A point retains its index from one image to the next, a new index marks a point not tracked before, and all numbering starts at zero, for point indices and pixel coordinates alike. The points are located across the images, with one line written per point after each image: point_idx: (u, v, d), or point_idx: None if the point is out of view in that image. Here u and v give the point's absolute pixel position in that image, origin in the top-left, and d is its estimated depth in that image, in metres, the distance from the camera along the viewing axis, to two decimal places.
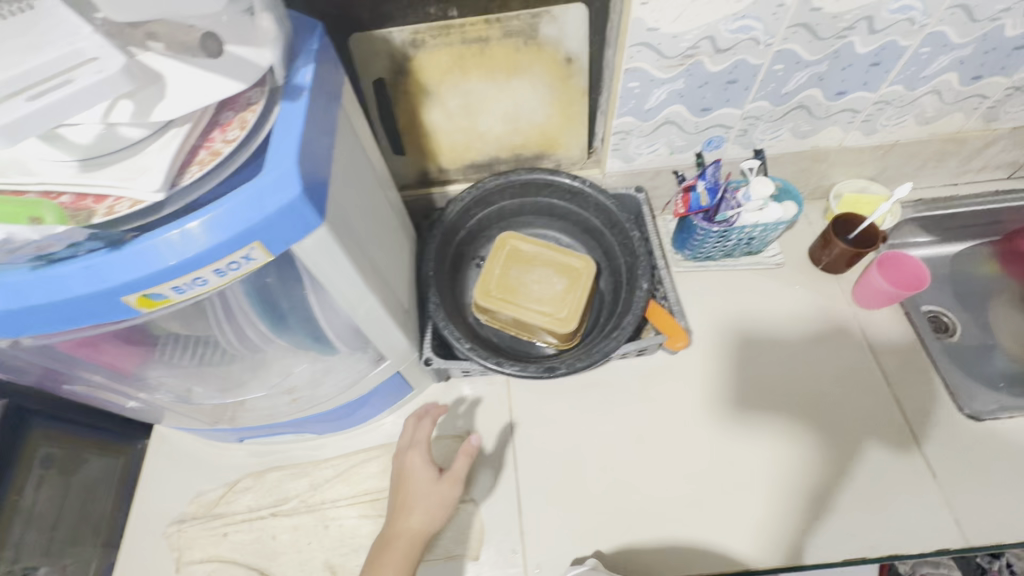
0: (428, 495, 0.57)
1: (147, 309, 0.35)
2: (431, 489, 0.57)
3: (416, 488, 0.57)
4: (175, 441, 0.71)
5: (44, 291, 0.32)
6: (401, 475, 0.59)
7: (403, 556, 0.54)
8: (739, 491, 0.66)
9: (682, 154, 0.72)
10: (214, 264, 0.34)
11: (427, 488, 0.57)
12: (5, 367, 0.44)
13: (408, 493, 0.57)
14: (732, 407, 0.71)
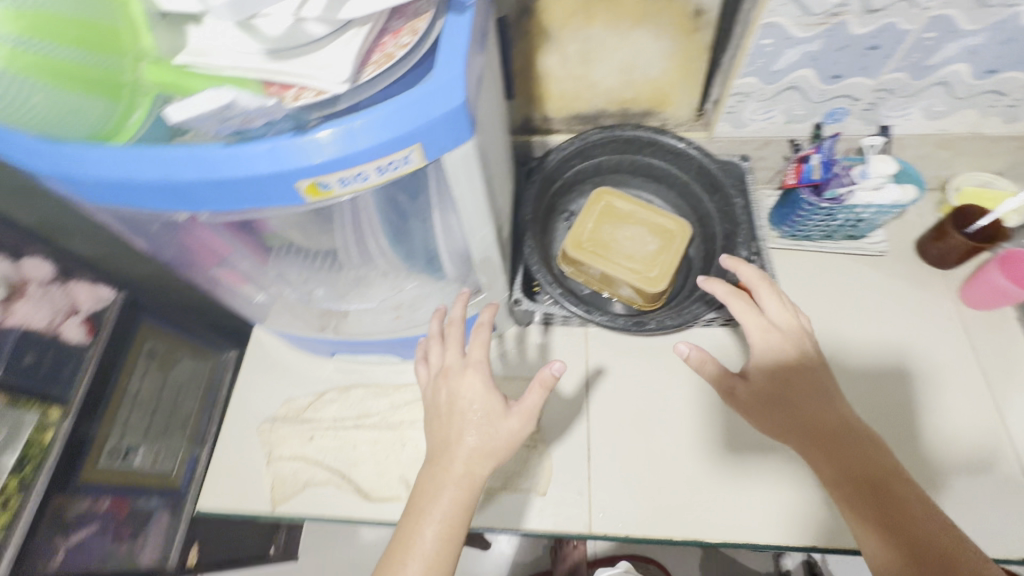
0: (488, 433, 0.50)
1: (312, 198, 0.37)
2: (491, 429, 0.50)
3: (472, 422, 0.50)
4: (269, 348, 0.77)
5: (233, 166, 0.34)
6: (455, 403, 0.52)
7: (458, 501, 0.48)
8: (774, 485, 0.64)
9: (798, 124, 0.69)
10: (377, 161, 0.36)
11: (487, 424, 0.50)
12: (156, 241, 0.48)
13: (464, 429, 0.50)
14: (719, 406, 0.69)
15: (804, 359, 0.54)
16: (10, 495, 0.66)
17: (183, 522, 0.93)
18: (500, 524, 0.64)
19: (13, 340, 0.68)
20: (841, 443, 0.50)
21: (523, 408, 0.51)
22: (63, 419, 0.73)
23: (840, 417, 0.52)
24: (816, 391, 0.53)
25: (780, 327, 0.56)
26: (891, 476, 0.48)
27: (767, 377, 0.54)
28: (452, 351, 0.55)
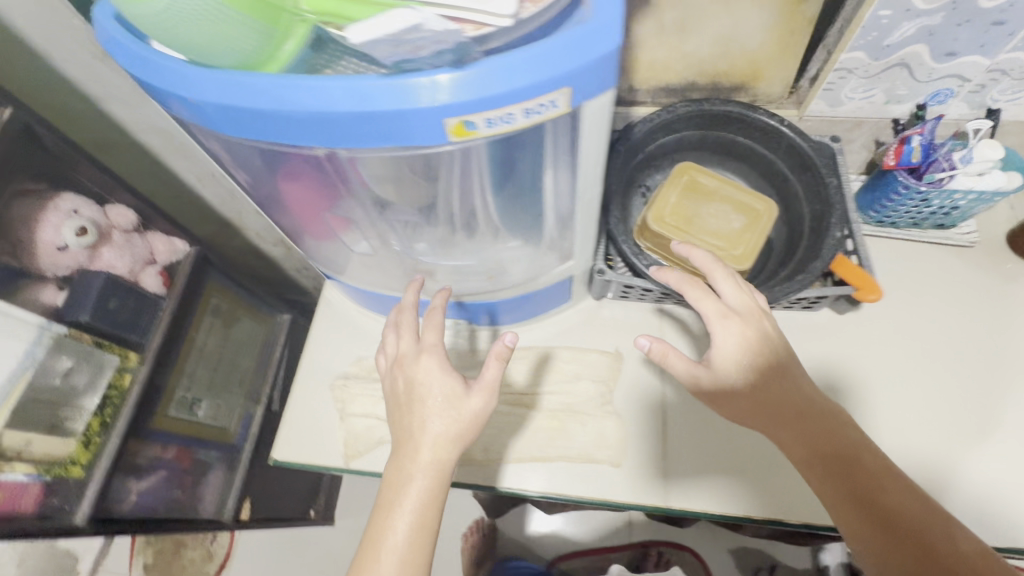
0: (451, 416, 0.51)
1: (455, 139, 0.37)
2: (451, 412, 0.51)
3: (433, 408, 0.51)
4: (339, 308, 0.77)
5: (389, 98, 0.34)
6: (413, 391, 0.53)
7: (427, 489, 0.50)
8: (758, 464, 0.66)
9: (897, 105, 0.67)
10: (527, 102, 0.35)
11: (446, 409, 0.51)
12: (254, 169, 0.52)
13: (428, 417, 0.51)
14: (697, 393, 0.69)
15: (761, 343, 0.54)
16: (91, 434, 0.68)
17: (238, 477, 0.96)
18: (572, 491, 0.65)
19: (97, 286, 0.69)
20: (812, 434, 0.51)
21: (483, 386, 0.52)
22: (139, 365, 0.74)
23: (802, 406, 0.52)
24: (775, 379, 0.53)
25: (739, 311, 0.55)
26: (864, 460, 0.50)
27: (731, 367, 0.53)
28: (407, 338, 0.56)
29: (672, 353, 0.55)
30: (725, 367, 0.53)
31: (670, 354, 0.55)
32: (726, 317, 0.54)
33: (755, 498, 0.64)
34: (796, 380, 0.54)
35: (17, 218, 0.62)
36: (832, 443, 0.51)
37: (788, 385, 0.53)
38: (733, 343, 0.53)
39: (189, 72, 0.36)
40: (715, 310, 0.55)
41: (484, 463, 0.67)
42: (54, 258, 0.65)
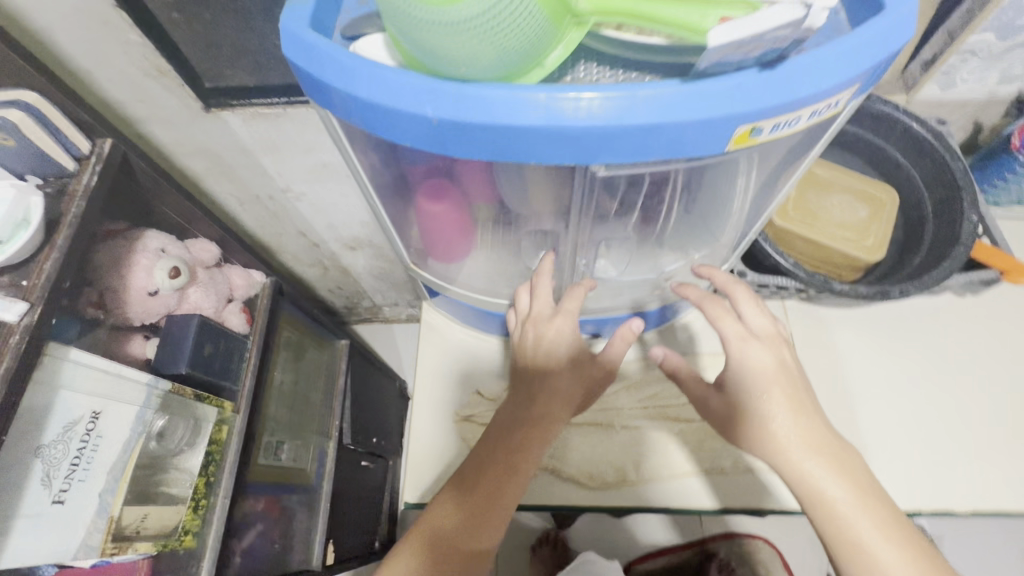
0: (574, 379, 0.54)
1: (732, 147, 0.33)
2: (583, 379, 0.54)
3: (557, 372, 0.53)
4: (446, 333, 0.73)
5: (688, 106, 0.30)
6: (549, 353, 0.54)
7: (526, 452, 0.52)
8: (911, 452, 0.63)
9: (1009, 85, 0.67)
10: (821, 103, 0.32)
11: (576, 377, 0.53)
12: (397, 160, 0.48)
13: (550, 375, 0.53)
14: (829, 390, 0.67)
15: (780, 375, 0.50)
16: (200, 497, 0.60)
17: (321, 521, 0.88)
18: (742, 504, 0.62)
19: (192, 331, 0.61)
20: (818, 481, 0.46)
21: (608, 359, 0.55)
22: (235, 414, 0.66)
23: (813, 450, 0.47)
24: (790, 418, 0.49)
25: (757, 341, 0.51)
26: (869, 528, 0.44)
27: (740, 392, 0.51)
28: (542, 299, 0.56)
29: (682, 368, 0.56)
30: (732, 395, 0.52)
31: (681, 369, 0.57)
32: (732, 337, 0.52)
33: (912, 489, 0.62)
34: (823, 416, 0.50)
35: (105, 264, 0.56)
36: (840, 496, 0.46)
37: (810, 424, 0.49)
38: (736, 373, 0.51)
39: (440, 88, 0.31)
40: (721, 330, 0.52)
41: (642, 484, 0.64)
42: (145, 305, 0.59)
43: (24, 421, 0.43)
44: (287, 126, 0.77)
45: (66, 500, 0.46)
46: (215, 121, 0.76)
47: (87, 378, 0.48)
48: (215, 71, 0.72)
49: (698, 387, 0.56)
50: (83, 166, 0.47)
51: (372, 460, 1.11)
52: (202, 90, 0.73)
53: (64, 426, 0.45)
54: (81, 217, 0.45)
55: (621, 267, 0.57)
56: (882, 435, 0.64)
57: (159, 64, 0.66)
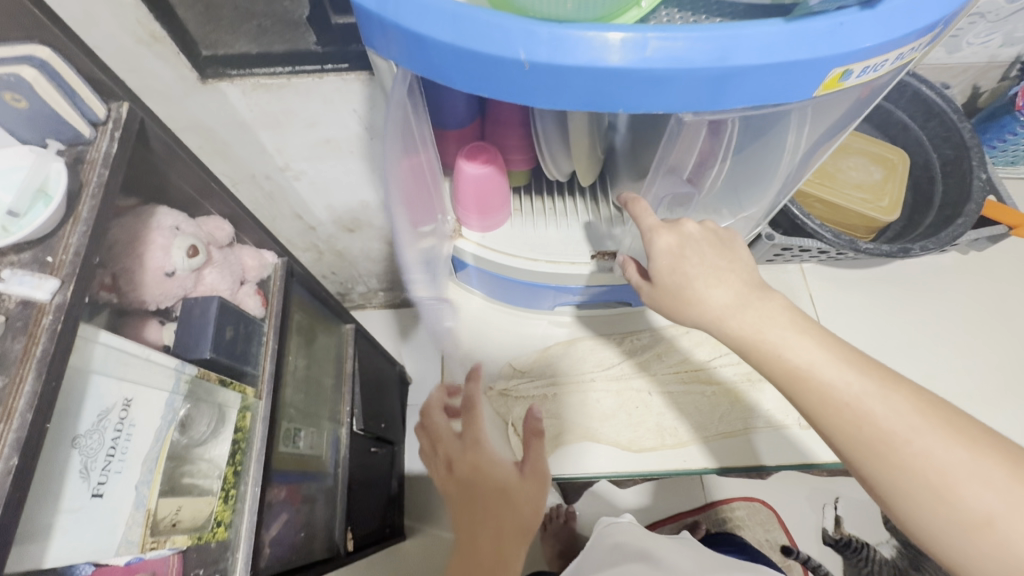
0: (506, 508, 0.62)
1: (819, 92, 0.32)
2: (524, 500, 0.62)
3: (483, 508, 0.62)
4: (472, 307, 0.73)
5: (792, 46, 0.29)
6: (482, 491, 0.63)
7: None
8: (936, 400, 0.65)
9: (1009, 48, 0.70)
10: (913, 44, 0.31)
11: (515, 500, 0.61)
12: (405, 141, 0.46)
13: (478, 516, 0.62)
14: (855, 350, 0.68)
15: (688, 245, 0.45)
16: (230, 487, 0.58)
17: (341, 508, 0.87)
18: (775, 459, 0.66)
19: (213, 313, 0.58)
20: (761, 334, 0.42)
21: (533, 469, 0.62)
22: (258, 399, 0.64)
23: (746, 301, 0.43)
24: (716, 289, 0.44)
25: (669, 223, 0.46)
26: (821, 363, 0.40)
27: (665, 275, 0.45)
28: (454, 446, 0.67)
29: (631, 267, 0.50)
30: (663, 278, 0.45)
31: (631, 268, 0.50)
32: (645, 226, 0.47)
33: None
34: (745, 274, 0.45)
35: (122, 244, 0.56)
36: (781, 347, 0.41)
37: (737, 279, 0.44)
38: (661, 256, 0.45)
39: (538, 32, 0.29)
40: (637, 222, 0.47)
41: (677, 447, 0.66)
42: (163, 288, 0.59)
43: (58, 411, 0.42)
44: (293, 98, 0.64)
45: (105, 493, 0.45)
46: (211, 94, 0.62)
47: (119, 363, 0.47)
48: (215, 37, 0.59)
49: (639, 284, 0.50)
50: (102, 133, 0.44)
51: (382, 446, 1.09)
52: (197, 58, 0.59)
53: (98, 415, 0.45)
54: (105, 185, 0.42)
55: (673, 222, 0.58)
56: None
57: (154, 29, 0.53)
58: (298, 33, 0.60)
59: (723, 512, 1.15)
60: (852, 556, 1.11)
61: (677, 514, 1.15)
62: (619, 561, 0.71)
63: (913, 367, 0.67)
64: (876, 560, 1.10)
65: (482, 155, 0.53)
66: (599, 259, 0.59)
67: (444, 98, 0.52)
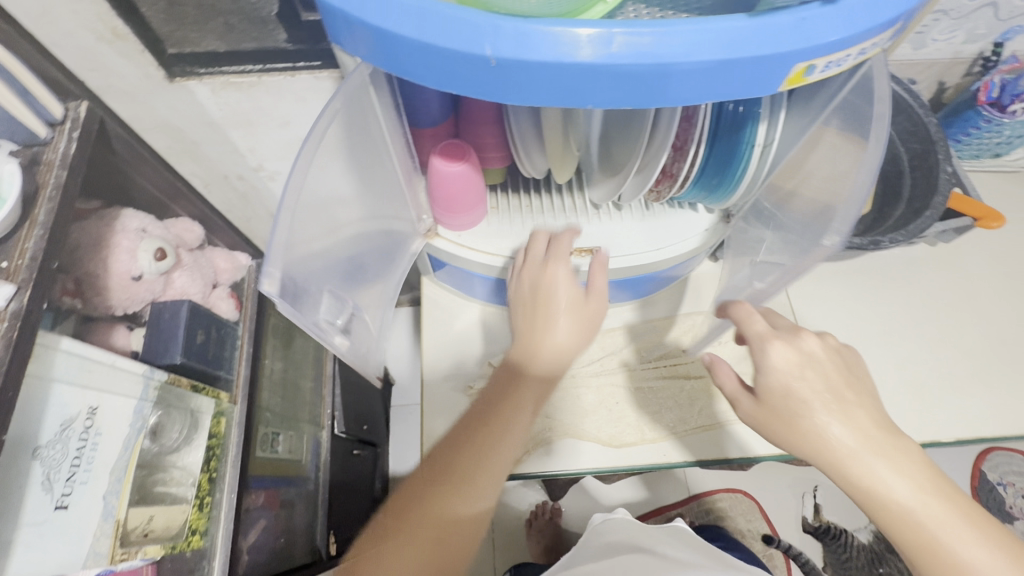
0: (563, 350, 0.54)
1: (784, 88, 0.33)
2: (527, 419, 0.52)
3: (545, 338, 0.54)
4: (452, 308, 0.73)
5: (757, 42, 0.29)
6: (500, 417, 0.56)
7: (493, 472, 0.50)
8: (908, 390, 0.66)
9: (972, 45, 0.72)
10: (875, 38, 0.32)
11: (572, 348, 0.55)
12: (358, 115, 0.44)
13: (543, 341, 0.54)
14: None
15: (805, 370, 0.45)
16: (204, 495, 0.56)
17: (322, 512, 0.85)
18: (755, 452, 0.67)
19: (184, 318, 0.57)
20: (880, 477, 0.42)
21: (555, 352, 0.54)
22: (233, 405, 0.62)
23: (878, 453, 0.42)
24: (832, 419, 0.43)
25: (783, 335, 0.47)
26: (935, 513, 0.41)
27: (774, 394, 0.46)
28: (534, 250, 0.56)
29: (721, 365, 0.50)
30: (774, 397, 0.45)
31: (720, 365, 0.50)
32: (758, 344, 0.47)
33: (913, 425, 0.64)
34: (867, 408, 0.44)
35: (85, 247, 0.55)
36: (900, 492, 0.41)
37: (866, 423, 0.44)
38: (775, 371, 0.45)
39: (506, 26, 0.29)
40: (753, 339, 0.47)
41: (658, 441, 0.67)
42: (129, 291, 0.57)
43: (18, 421, 0.41)
44: (264, 97, 0.63)
45: (70, 505, 0.43)
46: (178, 92, 0.60)
47: (83, 370, 0.46)
48: (180, 35, 0.55)
49: (734, 392, 0.49)
50: (59, 133, 0.45)
51: (364, 449, 1.08)
52: (163, 57, 0.56)
53: (62, 424, 0.43)
54: (62, 188, 0.42)
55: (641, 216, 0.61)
56: (879, 376, 0.67)
57: (116, 25, 0.51)
58: (266, 30, 0.56)
59: (707, 504, 1.15)
60: (831, 542, 1.14)
61: (661, 509, 1.14)
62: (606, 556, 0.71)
63: (885, 358, 0.68)
64: (855, 545, 1.14)
65: (457, 153, 0.53)
66: (576, 256, 0.59)
67: (417, 95, 0.51)
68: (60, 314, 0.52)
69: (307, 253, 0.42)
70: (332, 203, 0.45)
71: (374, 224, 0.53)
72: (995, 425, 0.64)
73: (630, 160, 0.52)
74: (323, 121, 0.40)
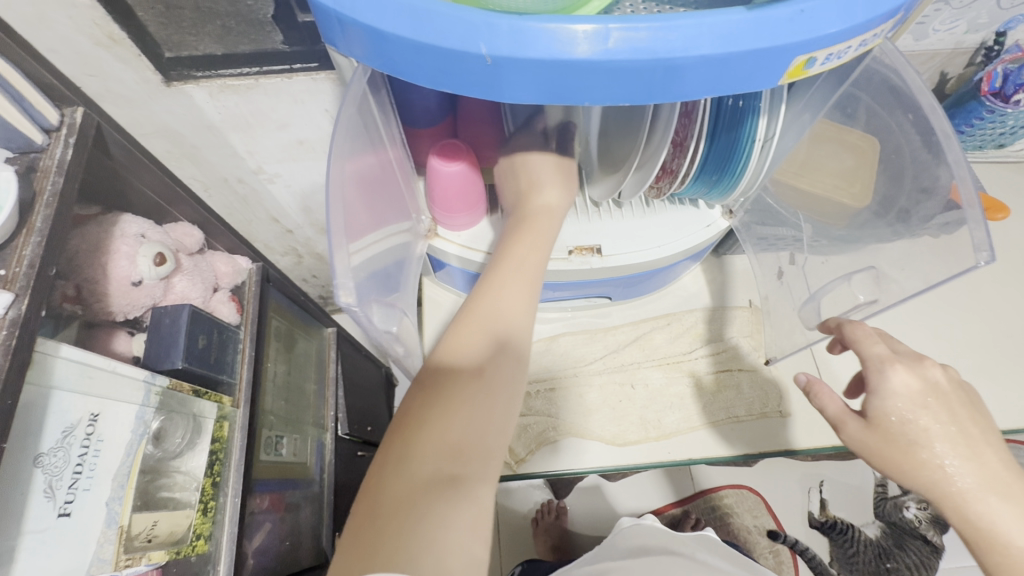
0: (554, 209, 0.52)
1: (784, 81, 0.32)
2: (531, 245, 0.49)
3: (537, 203, 0.51)
4: (453, 308, 0.72)
5: (755, 35, 0.29)
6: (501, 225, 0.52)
7: (503, 343, 0.44)
8: None
9: (974, 34, 0.71)
10: (878, 28, 0.31)
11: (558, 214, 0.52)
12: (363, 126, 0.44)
13: (533, 200, 0.51)
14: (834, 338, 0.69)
15: (930, 406, 0.47)
16: (208, 499, 0.56)
17: (328, 512, 0.85)
18: (759, 448, 0.67)
19: (184, 324, 0.57)
20: (993, 516, 0.45)
21: (543, 208, 0.51)
22: (235, 408, 0.62)
23: (1001, 499, 0.45)
24: (949, 454, 0.46)
25: (907, 360, 0.49)
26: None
27: (890, 420, 0.48)
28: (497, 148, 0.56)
29: (825, 390, 0.53)
30: (891, 425, 0.48)
31: (825, 391, 0.53)
32: (875, 369, 0.49)
33: None
34: (993, 449, 0.47)
35: (83, 253, 0.55)
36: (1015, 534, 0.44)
37: (991, 467, 0.46)
38: (901, 395, 0.47)
39: (501, 24, 0.29)
40: (872, 363, 0.49)
41: (662, 438, 0.67)
42: (129, 297, 0.58)
43: (18, 430, 0.41)
44: (262, 99, 0.62)
45: (73, 512, 0.44)
46: (176, 96, 0.59)
47: (83, 377, 0.46)
48: (178, 39, 0.54)
49: (840, 415, 0.52)
50: (54, 139, 0.44)
51: (369, 450, 1.08)
52: (161, 61, 0.56)
53: (62, 432, 0.44)
54: (59, 195, 0.42)
55: (644, 209, 0.61)
56: None
57: (112, 30, 0.50)
58: (263, 32, 0.56)
59: (713, 500, 1.15)
60: (838, 538, 1.13)
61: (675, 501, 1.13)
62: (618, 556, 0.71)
63: None
64: (860, 540, 1.13)
65: (454, 152, 0.52)
66: (576, 254, 0.59)
67: (412, 95, 0.51)
68: (61, 321, 0.53)
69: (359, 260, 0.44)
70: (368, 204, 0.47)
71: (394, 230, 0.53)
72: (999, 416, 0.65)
73: (630, 156, 0.52)
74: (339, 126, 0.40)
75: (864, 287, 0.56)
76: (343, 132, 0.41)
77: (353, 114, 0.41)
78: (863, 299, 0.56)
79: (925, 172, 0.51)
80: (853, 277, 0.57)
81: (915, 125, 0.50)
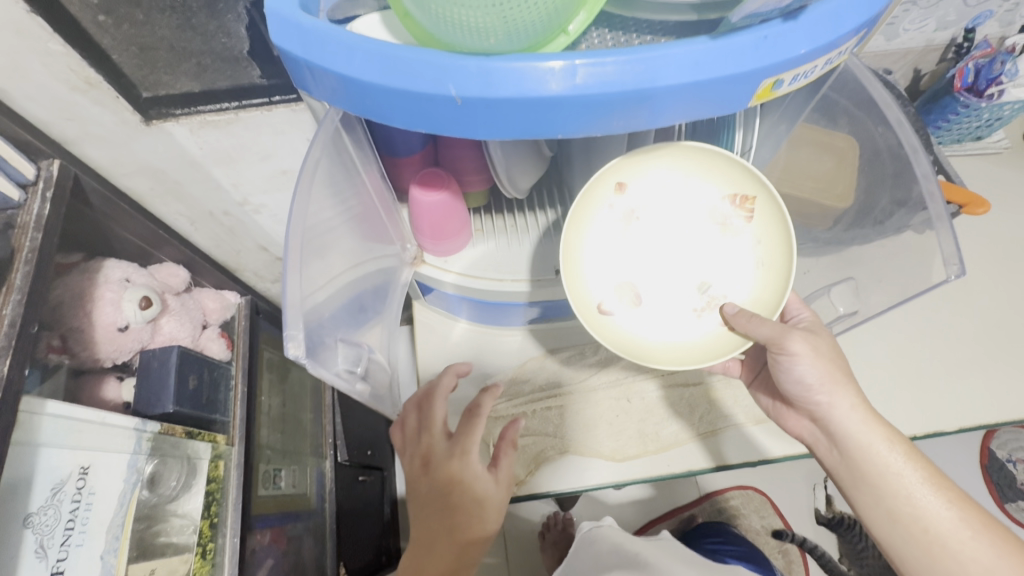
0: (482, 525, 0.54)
1: (754, 102, 0.32)
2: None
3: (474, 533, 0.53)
4: (443, 330, 0.72)
5: (723, 61, 0.29)
6: (431, 466, 0.56)
7: None
8: (907, 380, 0.67)
9: (943, 32, 0.72)
10: (845, 45, 0.31)
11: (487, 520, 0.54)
12: (337, 160, 0.44)
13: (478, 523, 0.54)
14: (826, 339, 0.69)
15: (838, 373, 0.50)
16: (206, 541, 0.55)
17: (330, 545, 0.83)
18: (760, 455, 0.66)
19: (174, 365, 0.57)
20: (900, 474, 0.49)
21: (473, 527, 0.53)
22: (230, 446, 0.62)
23: (908, 460, 0.49)
24: (858, 414, 0.50)
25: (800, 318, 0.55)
26: (949, 520, 0.48)
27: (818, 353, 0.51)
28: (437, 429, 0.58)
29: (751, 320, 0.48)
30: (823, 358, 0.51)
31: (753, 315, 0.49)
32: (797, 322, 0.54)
33: (915, 416, 0.64)
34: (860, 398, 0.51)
35: (69, 302, 0.55)
36: (925, 498, 0.48)
37: (887, 428, 0.50)
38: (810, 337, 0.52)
39: (472, 66, 0.29)
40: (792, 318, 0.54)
41: (662, 451, 0.66)
42: (117, 342, 0.58)
43: (4, 493, 0.41)
44: (242, 133, 0.61)
45: (66, 569, 0.43)
46: (156, 135, 0.58)
47: (71, 431, 0.46)
48: (154, 79, 0.53)
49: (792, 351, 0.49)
50: (32, 194, 0.45)
51: (371, 474, 1.04)
52: (138, 102, 0.54)
53: (51, 490, 0.43)
54: (39, 250, 0.42)
55: None
56: (876, 369, 0.68)
57: (88, 74, 0.49)
58: (239, 68, 0.54)
59: (719, 503, 1.15)
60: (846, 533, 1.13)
61: (673, 510, 1.13)
62: (607, 567, 0.71)
63: (882, 351, 0.69)
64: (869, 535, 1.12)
65: (435, 180, 0.52)
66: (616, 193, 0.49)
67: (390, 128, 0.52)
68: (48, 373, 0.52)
69: (315, 303, 0.44)
70: (326, 242, 0.46)
71: (365, 261, 0.54)
72: (996, 408, 0.65)
73: None
74: (309, 166, 0.41)
75: (844, 298, 0.57)
76: (312, 170, 0.41)
77: (322, 150, 0.41)
78: (843, 311, 0.57)
79: (901, 183, 0.54)
80: (833, 288, 0.57)
81: (889, 135, 0.53)
